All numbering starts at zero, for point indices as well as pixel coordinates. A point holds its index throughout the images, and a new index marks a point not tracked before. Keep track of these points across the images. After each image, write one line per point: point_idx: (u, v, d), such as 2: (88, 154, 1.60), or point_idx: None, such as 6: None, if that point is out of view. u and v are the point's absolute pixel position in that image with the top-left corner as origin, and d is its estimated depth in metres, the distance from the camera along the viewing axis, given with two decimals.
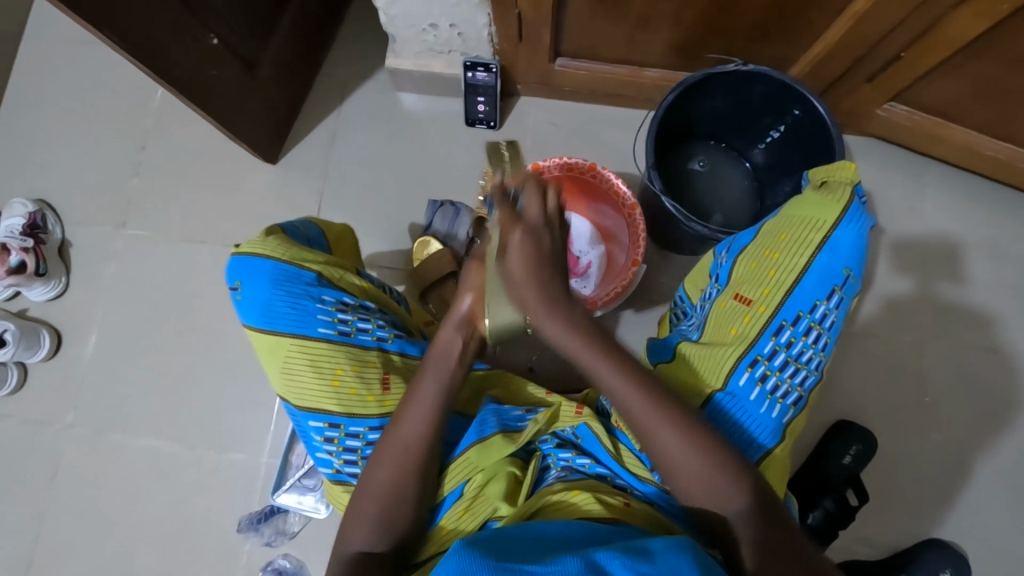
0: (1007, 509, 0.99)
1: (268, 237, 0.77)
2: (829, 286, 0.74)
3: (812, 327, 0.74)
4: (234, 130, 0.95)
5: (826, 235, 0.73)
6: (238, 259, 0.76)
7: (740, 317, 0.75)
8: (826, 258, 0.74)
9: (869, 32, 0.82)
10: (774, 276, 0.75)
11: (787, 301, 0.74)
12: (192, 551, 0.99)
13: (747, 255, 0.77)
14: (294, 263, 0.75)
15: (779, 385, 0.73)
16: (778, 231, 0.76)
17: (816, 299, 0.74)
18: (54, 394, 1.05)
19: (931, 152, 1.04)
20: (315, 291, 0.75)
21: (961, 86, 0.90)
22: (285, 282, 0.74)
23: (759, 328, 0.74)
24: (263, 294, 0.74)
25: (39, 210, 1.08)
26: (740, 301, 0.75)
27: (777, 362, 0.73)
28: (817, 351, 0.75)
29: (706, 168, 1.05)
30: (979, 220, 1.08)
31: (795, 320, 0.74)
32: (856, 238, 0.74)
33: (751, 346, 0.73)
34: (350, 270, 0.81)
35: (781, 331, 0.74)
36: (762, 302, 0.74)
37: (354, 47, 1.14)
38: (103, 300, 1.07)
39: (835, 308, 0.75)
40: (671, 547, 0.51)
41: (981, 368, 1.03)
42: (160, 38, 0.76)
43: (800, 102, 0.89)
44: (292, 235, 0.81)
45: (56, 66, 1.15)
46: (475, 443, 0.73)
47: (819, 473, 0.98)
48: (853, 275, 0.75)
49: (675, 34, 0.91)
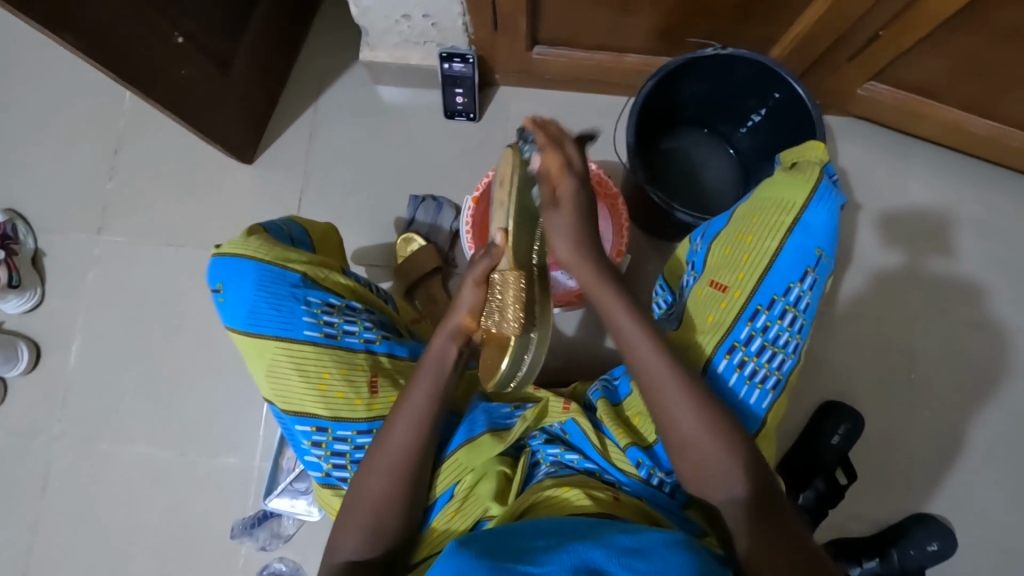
0: (991, 479, 1.01)
1: (249, 237, 0.76)
2: (802, 268, 0.74)
3: (787, 309, 0.74)
4: (208, 131, 0.93)
5: (796, 216, 0.74)
6: (218, 261, 0.75)
7: (717, 304, 0.74)
8: (798, 239, 0.74)
9: (851, 8, 0.81)
10: (748, 261, 0.74)
11: (761, 285, 0.74)
12: (186, 559, 0.99)
13: (720, 241, 0.77)
14: (277, 263, 0.74)
15: (757, 370, 0.73)
16: (750, 215, 0.76)
17: (790, 282, 0.74)
18: (38, 406, 1.03)
19: (913, 129, 1.04)
20: (301, 292, 0.74)
21: (940, 63, 0.89)
22: (270, 283, 0.73)
23: (735, 314, 0.73)
24: (247, 296, 0.73)
25: (10, 220, 1.05)
26: (716, 287, 0.75)
27: (754, 347, 0.73)
28: (793, 334, 0.74)
29: (680, 146, 1.04)
30: (960, 196, 1.08)
31: (769, 303, 0.74)
32: (826, 218, 0.74)
33: (728, 333, 0.73)
34: (336, 268, 0.81)
35: (756, 315, 0.74)
36: (737, 288, 0.74)
37: (328, 39, 1.11)
38: (81, 309, 1.05)
39: (809, 290, 0.75)
40: (664, 547, 0.53)
41: (964, 344, 1.05)
42: (125, 41, 0.73)
43: (781, 84, 0.88)
44: (274, 234, 0.80)
45: (19, 69, 1.11)
46: (463, 445, 0.73)
47: (809, 453, 0.99)
48: (825, 255, 0.75)
49: (656, 19, 0.89)
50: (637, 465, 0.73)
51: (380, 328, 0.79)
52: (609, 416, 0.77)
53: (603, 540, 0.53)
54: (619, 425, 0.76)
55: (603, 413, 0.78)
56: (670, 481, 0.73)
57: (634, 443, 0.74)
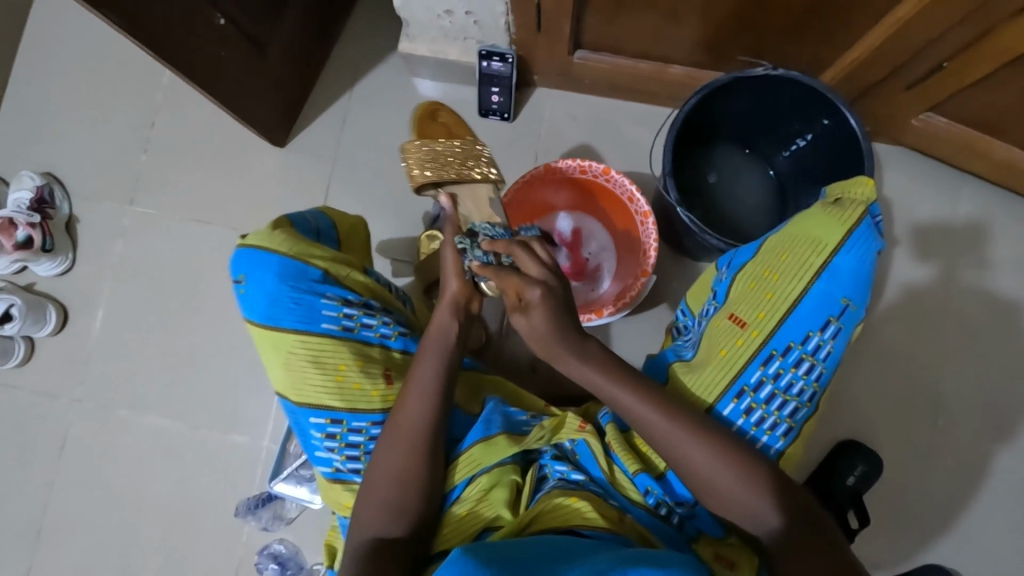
0: (1011, 538, 0.97)
1: (274, 230, 0.75)
2: (824, 316, 0.71)
3: (804, 358, 0.71)
4: (242, 113, 0.93)
5: (826, 260, 0.71)
6: (242, 252, 0.75)
7: (733, 340, 0.71)
8: (823, 285, 0.71)
9: (913, 39, 0.77)
10: (771, 300, 0.72)
11: (780, 329, 0.71)
12: (190, 530, 1.01)
13: (745, 274, 0.74)
14: (300, 258, 0.74)
15: (765, 418, 0.71)
16: (779, 251, 0.73)
17: (809, 330, 0.71)
18: (62, 366, 1.06)
19: (968, 164, 0.99)
20: (320, 287, 0.74)
21: (1007, 100, 0.84)
22: (291, 277, 0.74)
23: (749, 354, 0.71)
24: (267, 288, 0.73)
25: (46, 184, 1.07)
26: (735, 322, 0.72)
27: (763, 394, 0.71)
28: (810, 382, 0.71)
29: (719, 179, 1.00)
30: (1011, 237, 1.02)
31: (785, 349, 0.71)
32: (857, 265, 0.71)
33: (739, 375, 0.71)
34: (358, 267, 0.80)
35: (770, 360, 0.71)
36: (756, 326, 0.71)
37: (368, 26, 1.10)
38: (108, 277, 1.07)
39: (831, 339, 0.71)
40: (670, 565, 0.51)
41: (998, 394, 1.00)
42: (166, 24, 0.73)
43: (831, 111, 0.84)
44: (300, 228, 0.80)
45: (65, 36, 1.13)
46: (479, 441, 0.72)
47: (822, 493, 0.95)
48: (852, 305, 0.71)
49: (704, 31, 0.86)
50: (646, 492, 0.71)
51: (398, 323, 0.79)
52: (619, 442, 0.74)
53: (615, 554, 0.52)
54: (628, 452, 0.74)
55: (612, 438, 0.75)
56: (679, 512, 0.71)
57: (643, 470, 0.72)
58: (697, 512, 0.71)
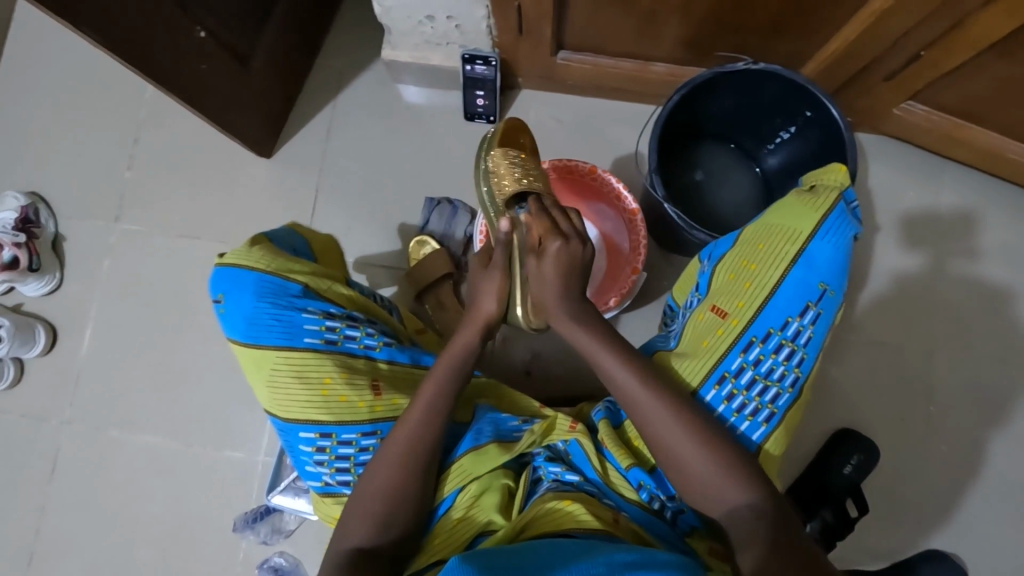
0: (1007, 521, 0.97)
1: (252, 247, 0.76)
2: (803, 302, 0.71)
3: (784, 344, 0.71)
4: (227, 126, 0.93)
5: (801, 247, 0.71)
6: (220, 271, 0.75)
7: (714, 330, 0.72)
8: (800, 272, 0.71)
9: (889, 30, 0.78)
10: (749, 288, 0.72)
11: (759, 316, 0.71)
12: (188, 547, 1.00)
13: (724, 265, 0.75)
14: (278, 274, 0.74)
15: (748, 404, 0.71)
16: (756, 241, 0.74)
17: (789, 316, 0.71)
18: (52, 387, 1.05)
19: (949, 151, 1.00)
20: (300, 302, 0.74)
21: (985, 88, 0.85)
22: (269, 294, 0.74)
23: (729, 342, 0.71)
24: (246, 306, 0.74)
25: (31, 204, 1.06)
26: (716, 313, 0.72)
27: (744, 380, 0.71)
28: (791, 368, 0.72)
29: (705, 177, 1.01)
30: (995, 223, 1.03)
31: (765, 336, 0.71)
32: (832, 252, 0.71)
33: (720, 362, 0.71)
34: (337, 279, 0.80)
35: (750, 347, 0.71)
36: (736, 315, 0.72)
37: (350, 35, 1.10)
38: (96, 295, 1.07)
39: (810, 324, 0.72)
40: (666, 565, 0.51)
41: (988, 378, 1.01)
42: (147, 39, 0.73)
43: (812, 104, 0.85)
44: (277, 245, 0.80)
45: (46, 54, 1.12)
46: (469, 451, 0.72)
47: (818, 483, 0.96)
48: (830, 290, 0.72)
49: (685, 29, 0.86)
50: (639, 488, 0.72)
51: (383, 333, 0.79)
52: (611, 438, 0.74)
53: (610, 557, 0.53)
54: (622, 448, 0.74)
55: (606, 435, 0.75)
56: (671, 506, 0.71)
57: (636, 464, 0.72)
58: (686, 505, 0.70)
